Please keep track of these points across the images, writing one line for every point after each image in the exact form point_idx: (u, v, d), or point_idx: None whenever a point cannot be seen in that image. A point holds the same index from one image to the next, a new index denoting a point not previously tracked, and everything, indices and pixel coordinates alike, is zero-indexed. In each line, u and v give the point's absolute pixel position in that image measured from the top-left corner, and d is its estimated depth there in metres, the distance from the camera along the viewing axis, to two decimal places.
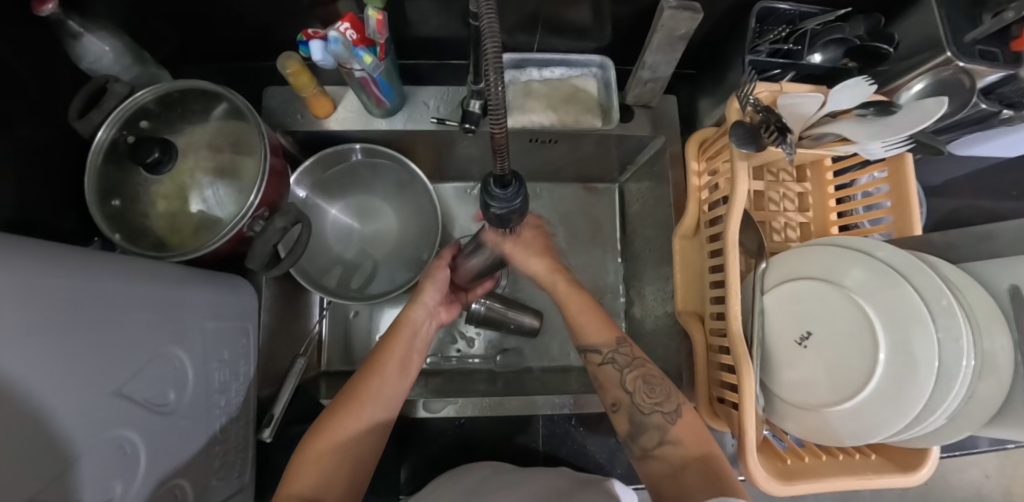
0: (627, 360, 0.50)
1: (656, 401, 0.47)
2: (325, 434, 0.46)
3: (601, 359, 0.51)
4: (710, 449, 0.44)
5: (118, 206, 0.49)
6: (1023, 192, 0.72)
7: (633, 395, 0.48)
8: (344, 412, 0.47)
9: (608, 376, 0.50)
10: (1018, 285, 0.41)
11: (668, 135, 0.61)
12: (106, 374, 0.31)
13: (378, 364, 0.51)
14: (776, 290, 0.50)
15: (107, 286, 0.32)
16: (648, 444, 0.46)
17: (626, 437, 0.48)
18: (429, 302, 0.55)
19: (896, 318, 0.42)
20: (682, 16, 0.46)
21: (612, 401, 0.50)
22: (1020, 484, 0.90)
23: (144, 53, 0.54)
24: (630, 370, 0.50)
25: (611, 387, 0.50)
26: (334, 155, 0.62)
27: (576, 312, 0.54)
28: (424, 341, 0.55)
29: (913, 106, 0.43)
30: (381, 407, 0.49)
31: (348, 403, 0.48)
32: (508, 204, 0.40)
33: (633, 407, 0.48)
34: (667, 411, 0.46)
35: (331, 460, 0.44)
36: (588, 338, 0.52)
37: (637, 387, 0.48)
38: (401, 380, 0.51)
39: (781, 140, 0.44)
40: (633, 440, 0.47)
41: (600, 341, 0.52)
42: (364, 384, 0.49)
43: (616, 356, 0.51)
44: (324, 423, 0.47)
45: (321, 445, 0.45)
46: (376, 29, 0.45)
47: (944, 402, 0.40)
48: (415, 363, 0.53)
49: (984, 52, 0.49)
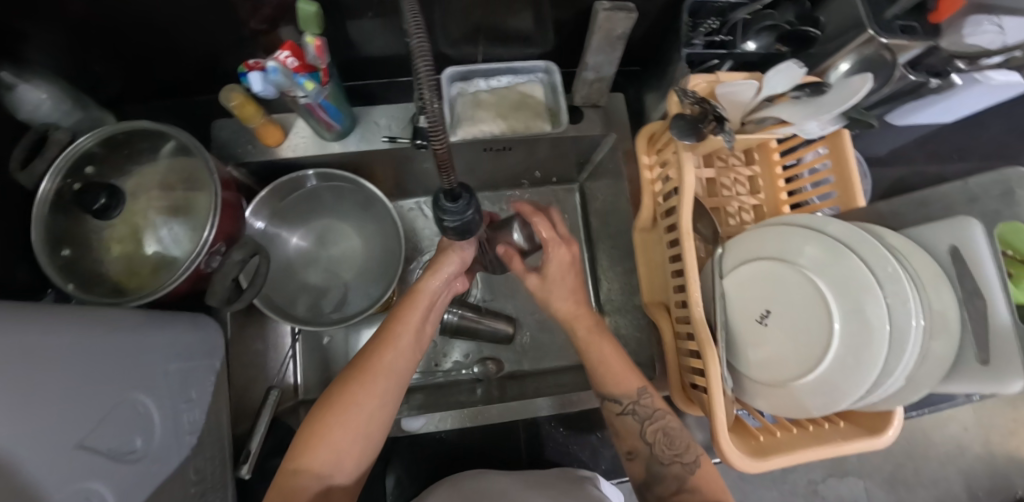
0: (649, 411, 0.51)
1: (675, 453, 0.49)
2: (335, 412, 0.44)
3: (620, 409, 0.52)
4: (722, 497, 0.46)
5: (68, 254, 0.47)
6: (963, 155, 0.75)
7: (652, 447, 0.50)
8: (354, 387, 0.45)
9: (625, 426, 0.52)
10: (956, 246, 0.43)
11: (619, 133, 0.63)
12: (69, 428, 0.30)
13: (390, 338, 0.49)
14: (735, 273, 0.52)
15: (61, 337, 0.32)
16: (664, 493, 0.48)
17: (642, 485, 0.50)
18: (447, 275, 0.53)
19: (847, 289, 0.44)
20: (617, 16, 0.47)
21: (628, 450, 0.51)
22: (997, 433, 0.93)
23: (85, 98, 0.54)
24: (651, 422, 0.51)
25: (628, 436, 0.51)
26: (289, 184, 0.61)
27: (599, 360, 0.53)
28: (438, 309, 0.54)
29: (841, 83, 0.45)
30: (392, 382, 0.47)
31: (356, 379, 0.46)
32: (460, 216, 0.41)
33: (651, 458, 0.50)
34: (686, 461, 0.48)
35: (342, 439, 0.43)
36: (609, 385, 0.52)
37: (657, 439, 0.50)
38: (410, 355, 0.50)
39: (718, 128, 0.45)
40: (648, 489, 0.50)
41: (622, 390, 0.52)
42: (372, 356, 0.48)
43: (637, 407, 0.52)
44: (334, 402, 0.45)
45: (335, 422, 0.43)
46: (317, 54, 0.46)
47: (899, 366, 0.41)
48: (422, 342, 0.52)
49: (905, 27, 0.51)
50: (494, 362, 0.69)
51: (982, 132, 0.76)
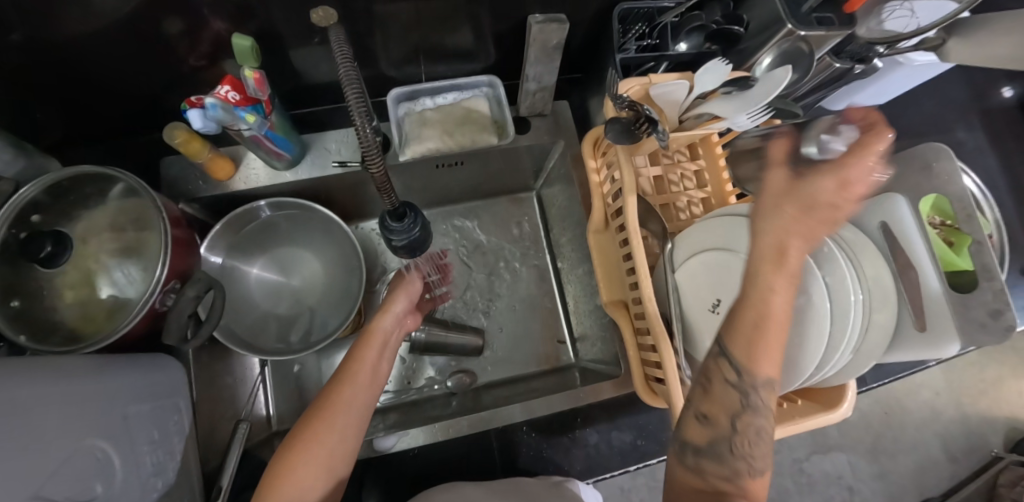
0: (762, 405, 0.39)
1: (755, 455, 0.39)
2: (300, 448, 0.45)
3: (737, 376, 0.39)
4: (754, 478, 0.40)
5: (17, 306, 0.46)
6: (898, 132, 0.79)
7: (738, 436, 0.39)
8: (315, 423, 0.46)
9: (724, 389, 0.39)
10: (886, 222, 0.47)
11: (567, 139, 0.65)
12: (21, 480, 0.30)
13: (348, 374, 0.50)
14: (687, 267, 0.53)
15: (8, 388, 0.32)
16: (711, 472, 0.40)
17: (685, 443, 0.41)
18: (398, 312, 0.58)
19: (790, 270, 0.47)
20: (550, 28, 0.49)
21: (704, 412, 0.40)
22: (966, 394, 0.97)
23: (27, 145, 0.53)
24: (757, 415, 0.39)
25: (720, 406, 0.40)
26: (242, 215, 0.61)
27: (755, 328, 0.38)
28: (394, 344, 0.57)
29: (765, 78, 0.48)
30: (353, 416, 0.48)
31: (316, 416, 0.46)
32: (408, 234, 0.43)
33: (723, 438, 0.39)
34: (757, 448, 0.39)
35: (305, 472, 0.44)
36: (763, 358, 0.38)
37: (747, 431, 0.39)
38: (371, 389, 0.51)
39: (653, 129, 0.47)
40: (689, 450, 0.41)
41: (768, 373, 0.39)
42: (330, 394, 0.48)
43: (755, 398, 0.39)
44: (295, 439, 0.45)
45: (298, 458, 0.44)
46: (256, 87, 0.47)
47: (843, 340, 0.43)
48: (381, 375, 0.53)
49: (822, 18, 0.53)
50: (467, 374, 0.69)
51: (914, 109, 0.81)
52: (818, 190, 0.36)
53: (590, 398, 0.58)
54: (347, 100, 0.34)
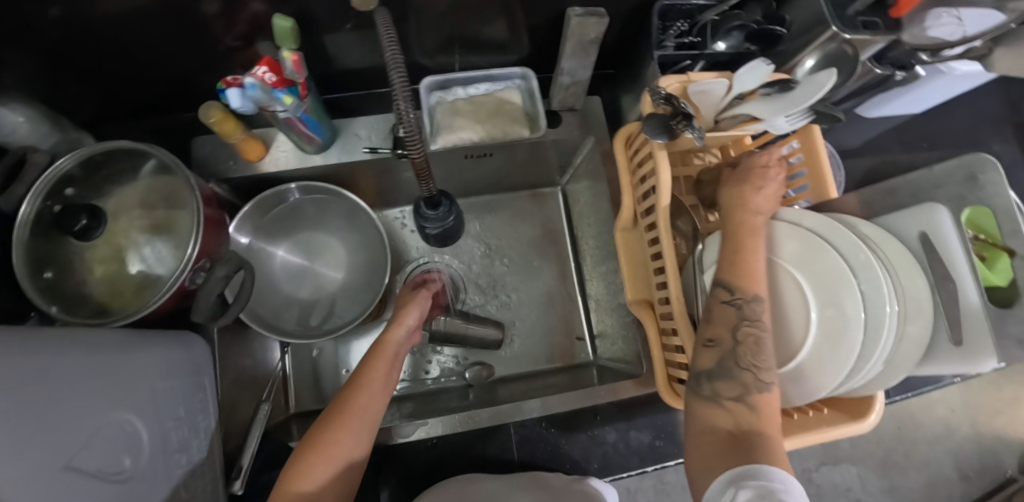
0: (755, 316, 0.40)
1: (757, 363, 0.39)
2: (317, 450, 0.43)
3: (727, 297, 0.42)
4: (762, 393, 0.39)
5: (51, 277, 0.47)
6: (932, 142, 0.77)
7: (739, 348, 0.40)
8: (333, 426, 0.45)
9: (723, 309, 0.41)
10: (925, 232, 0.45)
11: (597, 135, 0.64)
12: (54, 450, 0.30)
13: (363, 381, 0.50)
14: (715, 269, 0.50)
15: (44, 359, 0.32)
16: (723, 393, 0.39)
17: (696, 377, 0.41)
18: (409, 325, 0.58)
19: (826, 278, 0.45)
20: (588, 22, 0.49)
21: (709, 336, 0.41)
22: (983, 413, 0.95)
23: (63, 120, 0.54)
24: (751, 324, 0.40)
25: (721, 322, 0.41)
26: (272, 197, 0.62)
27: (732, 255, 0.43)
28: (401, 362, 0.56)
29: (809, 80, 0.46)
30: (368, 423, 0.47)
31: (334, 421, 0.46)
32: (442, 222, 0.45)
33: (730, 355, 0.40)
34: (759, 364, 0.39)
35: (326, 474, 0.43)
36: (730, 271, 0.42)
37: (748, 340, 0.40)
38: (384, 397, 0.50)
39: (689, 126, 0.47)
40: (706, 381, 0.40)
41: (747, 285, 0.41)
42: (347, 399, 0.47)
43: (746, 307, 0.41)
44: (312, 441, 0.44)
45: (318, 463, 0.43)
46: (294, 69, 0.47)
47: (877, 351, 0.42)
48: (391, 383, 0.53)
49: (868, 22, 0.52)
50: (485, 367, 0.69)
51: (949, 121, 0.79)
52: (744, 162, 0.50)
53: (609, 397, 0.58)
54: (392, 84, 0.34)
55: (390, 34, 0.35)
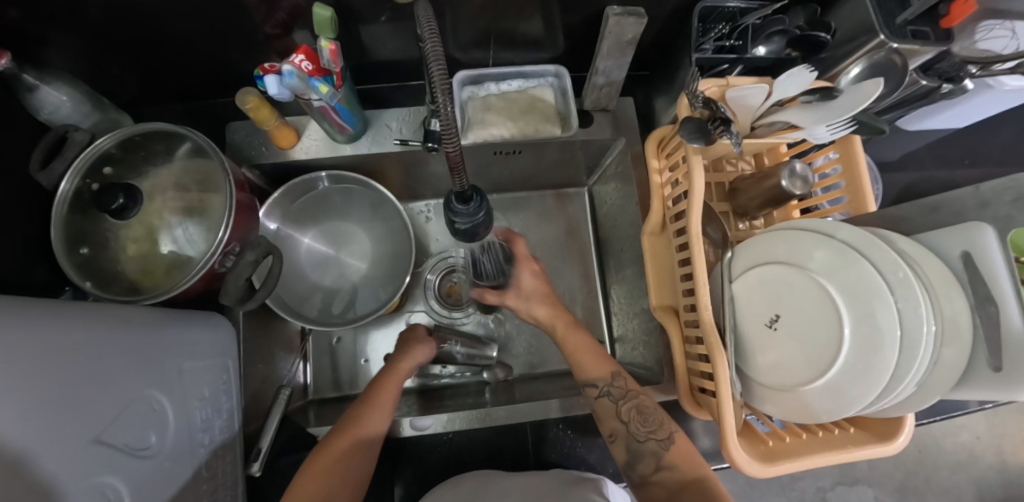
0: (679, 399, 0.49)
1: (649, 429, 0.50)
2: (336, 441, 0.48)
3: (597, 393, 0.53)
4: (702, 471, 0.46)
5: (86, 253, 0.48)
6: (974, 159, 0.76)
7: (628, 424, 0.51)
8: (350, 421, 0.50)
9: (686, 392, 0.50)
10: (969, 252, 0.41)
11: (628, 137, 0.64)
12: (83, 425, 0.30)
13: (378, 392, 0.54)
14: (743, 277, 0.51)
15: (78, 334, 0.32)
16: (646, 471, 0.48)
17: (626, 466, 0.51)
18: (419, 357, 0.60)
19: (859, 292, 0.43)
20: (627, 21, 0.48)
21: (608, 432, 0.52)
22: (1010, 442, 0.92)
23: (103, 100, 0.54)
24: (625, 401, 0.52)
25: (607, 418, 0.52)
26: (302, 185, 0.63)
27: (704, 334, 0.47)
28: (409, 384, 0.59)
29: (853, 89, 0.44)
30: (380, 420, 0.51)
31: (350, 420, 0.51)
32: (472, 218, 0.42)
33: (629, 436, 0.50)
34: (661, 438, 0.49)
35: (335, 478, 0.46)
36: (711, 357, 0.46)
37: (632, 416, 0.51)
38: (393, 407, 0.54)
39: (727, 131, 0.46)
40: (633, 467, 0.50)
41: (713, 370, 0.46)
42: (359, 416, 0.51)
43: (613, 390, 0.53)
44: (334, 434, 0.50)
45: (329, 465, 0.47)
46: (330, 58, 0.47)
47: (910, 372, 0.40)
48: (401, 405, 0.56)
49: (917, 31, 0.50)
50: (502, 368, 0.69)
51: (992, 139, 0.77)
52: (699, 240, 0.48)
53: None
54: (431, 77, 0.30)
55: (431, 20, 0.31)
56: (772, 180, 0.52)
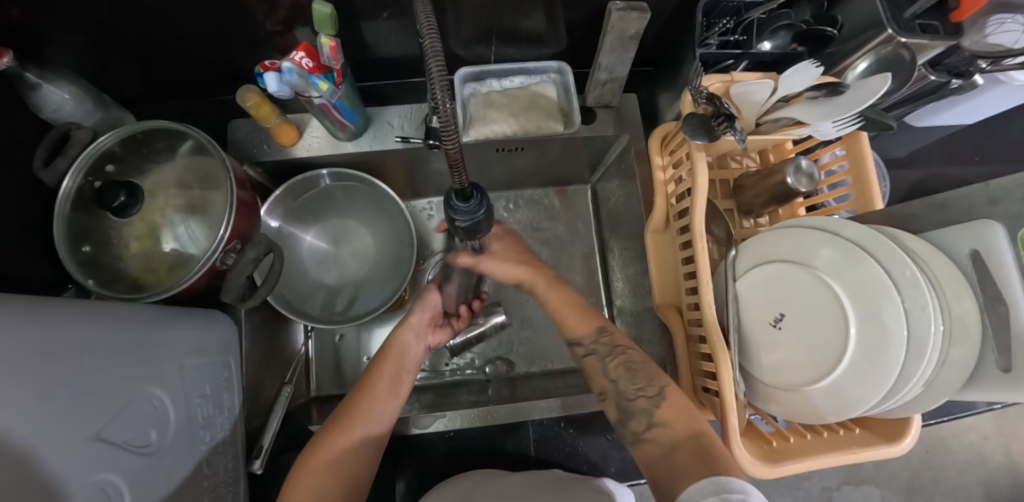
0: (609, 350, 0.52)
1: (638, 386, 0.48)
2: (323, 446, 0.47)
3: (584, 351, 0.53)
4: (697, 427, 0.43)
5: (88, 251, 0.48)
6: (984, 156, 0.75)
7: (617, 383, 0.49)
8: (338, 426, 0.48)
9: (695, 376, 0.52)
10: (978, 250, 0.40)
11: (631, 133, 0.63)
12: (83, 421, 0.30)
13: (372, 382, 0.52)
14: (748, 275, 0.50)
15: (76, 331, 0.32)
16: (638, 428, 0.46)
17: (617, 425, 0.48)
18: (417, 325, 0.59)
19: (864, 292, 0.42)
20: (630, 16, 0.47)
21: (599, 391, 0.51)
22: (1018, 442, 0.90)
23: (106, 97, 0.54)
24: (612, 358, 0.51)
25: (596, 376, 0.51)
26: (303, 182, 0.63)
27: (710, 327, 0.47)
28: (414, 361, 0.57)
29: (860, 84, 0.43)
30: (375, 420, 0.50)
31: (338, 423, 0.49)
32: (472, 215, 0.42)
33: (618, 394, 0.49)
34: (650, 394, 0.47)
35: (324, 480, 0.44)
36: (719, 350, 0.45)
37: (620, 373, 0.49)
38: (392, 397, 0.52)
39: (730, 126, 0.45)
40: (624, 426, 0.47)
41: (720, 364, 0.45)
42: (354, 407, 0.50)
43: (598, 346, 0.52)
44: (320, 441, 0.47)
45: (317, 465, 0.45)
46: (330, 55, 0.46)
47: (918, 373, 0.39)
48: (406, 380, 0.55)
49: (925, 26, 0.50)
50: (504, 362, 0.71)
51: (1003, 135, 0.75)
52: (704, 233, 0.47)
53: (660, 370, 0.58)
54: (428, 74, 0.28)
55: (430, 13, 0.29)
56: (777, 177, 0.51)
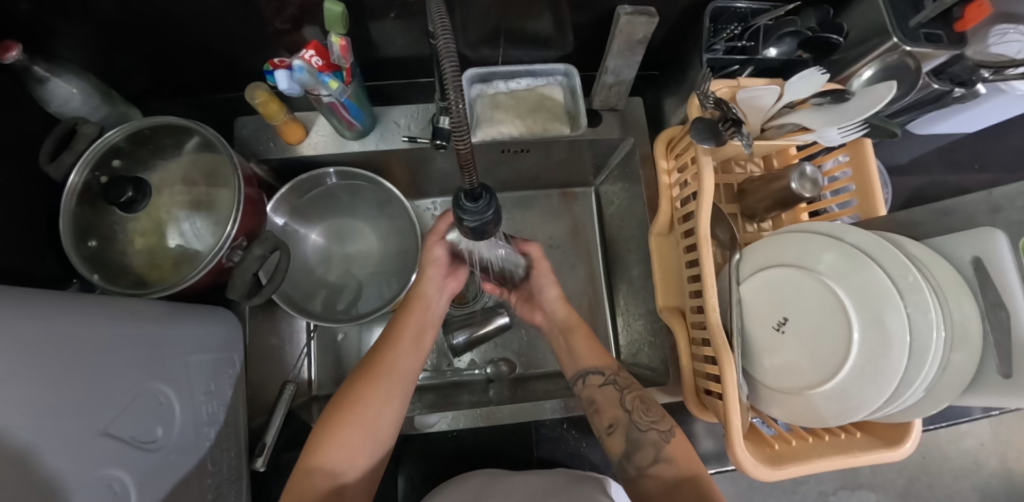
0: (627, 383, 0.54)
1: (652, 419, 0.51)
2: (349, 408, 0.48)
3: (602, 380, 0.55)
4: (698, 468, 0.47)
5: (94, 246, 0.48)
6: (984, 164, 0.76)
7: (631, 413, 0.51)
8: (365, 383, 0.50)
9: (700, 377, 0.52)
10: (980, 257, 0.40)
11: (636, 136, 0.64)
12: (89, 416, 0.30)
13: (396, 337, 0.53)
14: (752, 281, 0.51)
15: (83, 327, 0.32)
16: (643, 463, 0.49)
17: (621, 458, 0.50)
18: (437, 278, 0.56)
19: (867, 297, 0.42)
20: (638, 20, 0.48)
21: (607, 423, 0.52)
22: (1014, 450, 0.91)
23: (113, 93, 0.54)
24: (630, 391, 0.53)
25: (608, 405, 0.53)
26: (307, 181, 0.63)
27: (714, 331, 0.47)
28: (436, 315, 0.57)
29: (865, 92, 0.44)
30: (401, 380, 0.51)
31: (363, 378, 0.50)
32: (481, 216, 0.41)
33: (630, 425, 0.51)
34: (662, 429, 0.50)
35: (354, 433, 0.47)
36: (721, 355, 0.45)
37: (636, 405, 0.52)
38: (416, 352, 0.54)
39: (737, 132, 0.46)
40: (628, 460, 0.50)
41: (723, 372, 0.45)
42: (382, 356, 0.52)
43: (617, 377, 0.55)
44: (347, 397, 0.49)
45: (348, 427, 0.47)
46: (340, 54, 0.47)
47: (919, 377, 0.40)
48: (426, 337, 0.56)
49: (931, 34, 0.49)
50: (507, 363, 0.71)
51: (1002, 143, 0.76)
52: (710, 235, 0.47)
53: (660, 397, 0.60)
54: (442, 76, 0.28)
55: (443, 15, 0.29)
56: (781, 182, 0.52)
